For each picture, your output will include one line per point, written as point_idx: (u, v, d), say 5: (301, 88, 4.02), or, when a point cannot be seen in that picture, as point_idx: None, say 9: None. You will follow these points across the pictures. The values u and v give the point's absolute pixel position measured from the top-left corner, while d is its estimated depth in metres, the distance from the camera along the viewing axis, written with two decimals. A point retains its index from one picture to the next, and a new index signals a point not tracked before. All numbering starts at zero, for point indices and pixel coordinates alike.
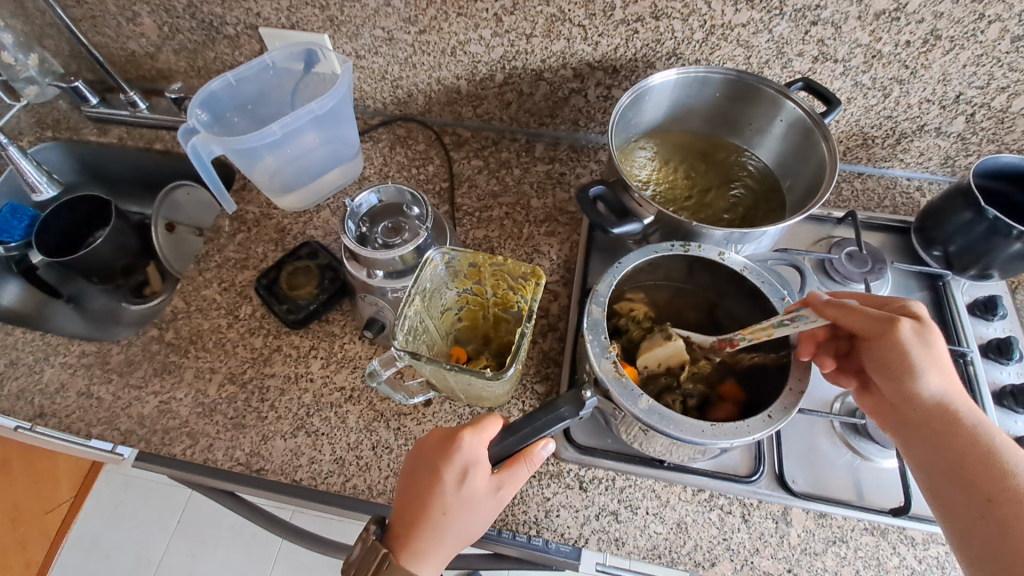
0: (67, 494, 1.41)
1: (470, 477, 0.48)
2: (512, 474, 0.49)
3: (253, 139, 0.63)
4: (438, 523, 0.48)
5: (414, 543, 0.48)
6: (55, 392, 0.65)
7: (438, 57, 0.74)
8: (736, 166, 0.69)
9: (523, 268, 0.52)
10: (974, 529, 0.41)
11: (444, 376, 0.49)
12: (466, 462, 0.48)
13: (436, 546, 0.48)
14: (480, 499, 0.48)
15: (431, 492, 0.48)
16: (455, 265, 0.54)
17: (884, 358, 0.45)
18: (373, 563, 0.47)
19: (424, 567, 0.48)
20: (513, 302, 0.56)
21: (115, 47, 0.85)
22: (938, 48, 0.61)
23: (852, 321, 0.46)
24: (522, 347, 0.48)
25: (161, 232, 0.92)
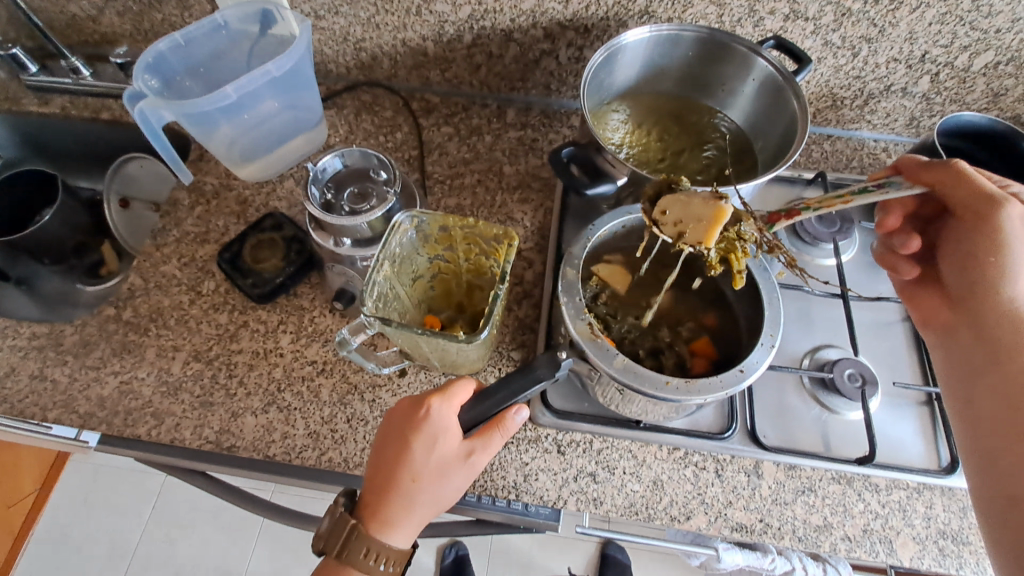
0: (32, 487, 1.37)
1: (441, 444, 0.48)
2: (484, 442, 0.48)
3: (206, 103, 0.60)
4: (410, 490, 0.48)
5: (385, 512, 0.48)
6: (4, 376, 0.62)
7: (403, 17, 0.71)
8: (709, 127, 0.69)
9: (495, 230, 0.51)
10: (986, 406, 0.50)
11: (416, 342, 0.48)
12: (436, 428, 0.47)
13: (407, 514, 0.48)
14: (452, 466, 0.48)
15: (402, 460, 0.48)
16: (425, 230, 0.52)
17: (972, 236, 0.52)
18: (341, 534, 0.47)
19: (397, 536, 0.48)
20: (486, 268, 0.55)
21: (51, 8, 0.79)
22: (906, 5, 0.61)
23: (957, 193, 0.52)
24: (495, 311, 0.47)
25: (114, 208, 0.88)
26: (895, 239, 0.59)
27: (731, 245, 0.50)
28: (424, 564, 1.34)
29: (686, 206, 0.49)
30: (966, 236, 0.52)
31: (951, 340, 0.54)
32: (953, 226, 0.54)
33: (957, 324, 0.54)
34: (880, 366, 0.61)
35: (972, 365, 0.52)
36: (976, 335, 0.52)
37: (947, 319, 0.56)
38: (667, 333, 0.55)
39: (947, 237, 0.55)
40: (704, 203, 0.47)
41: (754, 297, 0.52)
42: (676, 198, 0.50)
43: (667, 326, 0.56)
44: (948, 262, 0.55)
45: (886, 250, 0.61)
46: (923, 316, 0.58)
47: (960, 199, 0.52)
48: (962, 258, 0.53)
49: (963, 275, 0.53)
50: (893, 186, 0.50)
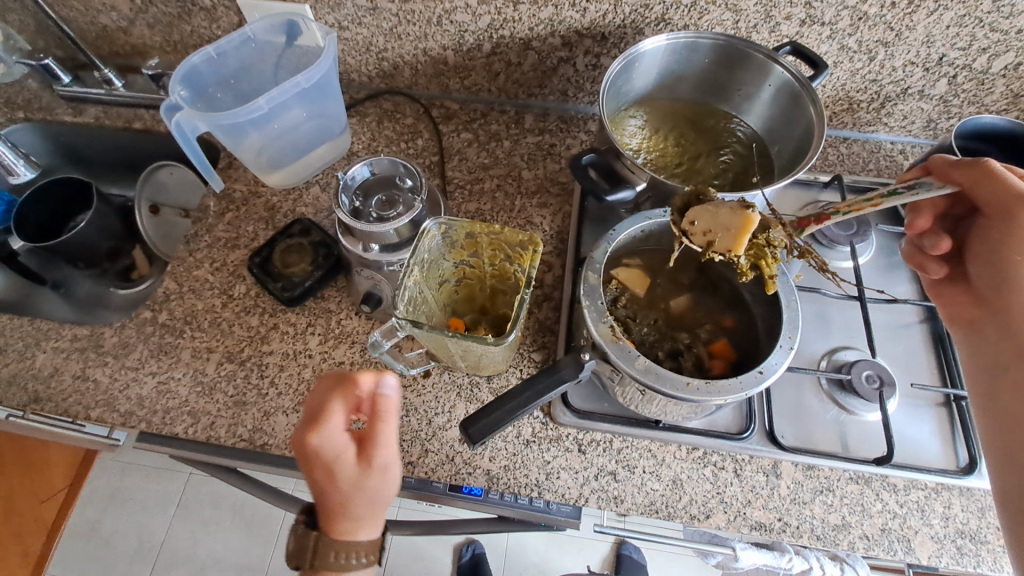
0: (62, 484, 1.40)
1: (342, 458, 0.47)
2: (381, 435, 0.48)
3: (239, 114, 0.62)
4: (347, 501, 0.49)
5: (336, 521, 0.50)
6: (48, 376, 0.65)
7: (424, 27, 0.72)
8: (726, 132, 0.70)
9: (520, 236, 0.53)
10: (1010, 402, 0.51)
11: (443, 343, 0.50)
12: (333, 450, 0.46)
13: (366, 513, 0.50)
14: (368, 470, 0.48)
15: (329, 480, 0.48)
16: (452, 236, 0.54)
17: (1003, 235, 0.52)
18: (308, 548, 0.50)
19: (362, 533, 0.51)
20: (510, 273, 0.57)
21: (85, 21, 0.82)
22: (923, 9, 0.61)
23: (984, 193, 0.51)
24: (522, 315, 0.49)
25: (145, 214, 0.90)
26: (925, 239, 0.59)
27: (761, 252, 0.51)
28: (441, 562, 1.36)
29: (714, 216, 0.50)
30: (996, 236, 0.52)
31: (977, 335, 0.55)
32: (981, 225, 0.54)
33: (983, 320, 0.55)
34: (897, 367, 0.61)
35: (996, 362, 0.53)
36: (1003, 334, 0.53)
37: (974, 317, 0.56)
38: (686, 334, 0.57)
39: (977, 236, 0.55)
40: (732, 213, 0.48)
41: (772, 300, 0.53)
42: (704, 207, 0.51)
43: (685, 328, 0.58)
44: (977, 258, 0.55)
45: (915, 249, 0.60)
46: (950, 312, 0.59)
47: (986, 199, 0.52)
48: (994, 258, 0.53)
49: (992, 274, 0.53)
50: (924, 187, 0.50)
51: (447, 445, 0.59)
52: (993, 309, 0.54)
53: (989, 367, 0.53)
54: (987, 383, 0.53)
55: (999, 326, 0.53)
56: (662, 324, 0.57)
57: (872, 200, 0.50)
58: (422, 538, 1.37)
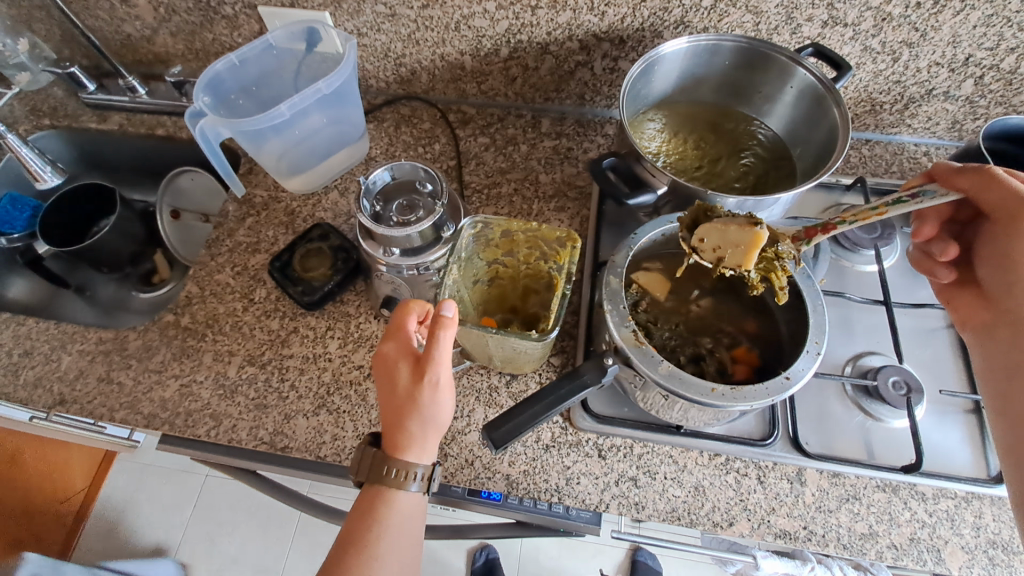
0: (81, 485, 1.41)
1: (399, 367, 0.47)
2: (435, 350, 0.45)
3: (261, 120, 0.63)
4: (397, 416, 0.47)
5: (392, 436, 0.48)
6: (74, 379, 0.66)
7: (442, 32, 0.73)
8: (746, 135, 0.69)
9: (558, 232, 0.54)
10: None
11: (486, 340, 0.51)
12: (393, 357, 0.48)
13: (415, 435, 0.47)
14: (415, 384, 0.46)
15: (388, 392, 0.48)
16: (488, 234, 0.55)
17: (1009, 238, 0.51)
18: (366, 462, 0.48)
19: (413, 456, 0.48)
20: (544, 271, 0.57)
21: (110, 30, 0.84)
22: (949, 9, 0.60)
23: (987, 200, 0.50)
24: (562, 311, 0.50)
25: (167, 220, 0.91)
26: (932, 246, 0.58)
27: (771, 266, 0.49)
28: (455, 567, 1.35)
29: (722, 233, 0.49)
30: (1002, 239, 0.51)
31: (991, 340, 0.54)
32: (987, 228, 0.53)
33: (996, 324, 0.54)
34: (924, 373, 0.60)
35: (1011, 366, 0.52)
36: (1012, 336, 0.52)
37: (982, 321, 0.55)
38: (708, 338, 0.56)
39: (984, 239, 0.54)
40: (740, 230, 0.48)
41: (798, 305, 0.52)
42: (712, 224, 0.50)
43: (708, 333, 0.57)
44: (985, 261, 0.54)
45: (922, 255, 0.60)
46: (959, 316, 0.57)
47: (992, 204, 0.50)
48: (1000, 262, 0.52)
49: (1000, 276, 0.53)
50: (927, 195, 0.48)
51: (466, 449, 0.58)
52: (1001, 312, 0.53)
53: (1001, 372, 0.53)
54: (1000, 388, 0.52)
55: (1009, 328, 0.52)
56: (683, 329, 0.57)
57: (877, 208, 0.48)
58: (436, 542, 1.36)
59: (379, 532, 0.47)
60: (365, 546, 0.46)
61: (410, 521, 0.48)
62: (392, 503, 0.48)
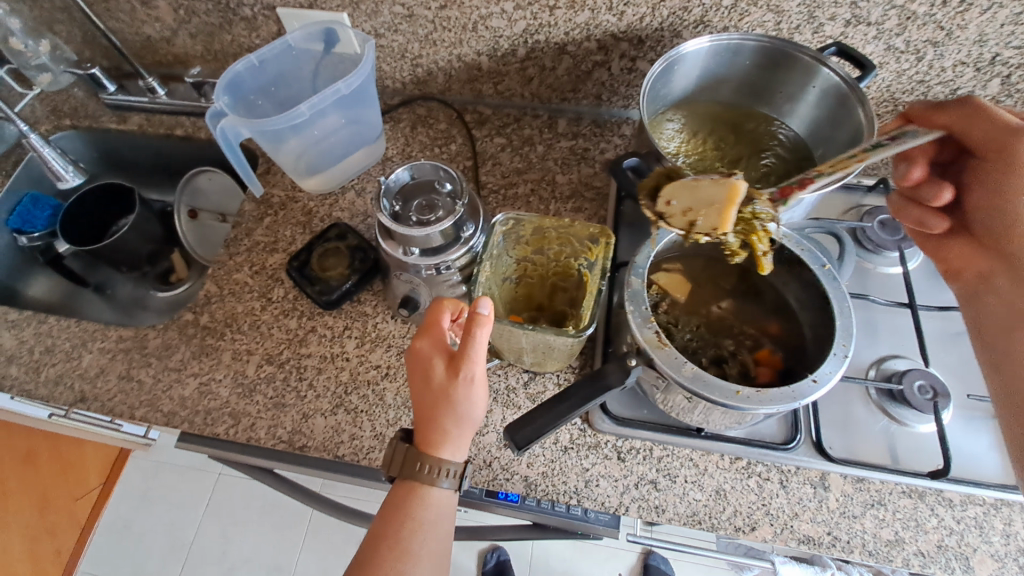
0: (96, 482, 1.41)
1: (434, 364, 0.47)
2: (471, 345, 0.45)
3: (282, 120, 0.63)
4: (431, 413, 0.47)
5: (424, 433, 0.47)
6: (94, 376, 0.66)
7: (460, 33, 0.73)
8: (767, 135, 0.68)
9: (591, 229, 0.53)
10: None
11: (518, 337, 0.51)
12: (427, 353, 0.48)
13: (449, 432, 0.47)
14: (449, 381, 0.46)
15: (423, 387, 0.47)
16: (519, 231, 0.56)
17: (1001, 175, 0.51)
18: (398, 459, 0.48)
19: (445, 454, 0.48)
20: (574, 269, 0.57)
21: (130, 32, 0.85)
22: (976, 7, 0.59)
23: (976, 133, 0.50)
24: (596, 308, 0.50)
25: (184, 218, 0.94)
26: (923, 190, 0.56)
27: (750, 226, 0.50)
28: (466, 568, 1.35)
29: (695, 191, 0.50)
30: (994, 178, 0.51)
31: (987, 290, 0.54)
32: (977, 167, 0.53)
33: (994, 270, 0.54)
34: (949, 377, 0.59)
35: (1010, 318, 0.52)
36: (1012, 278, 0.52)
37: (985, 265, 0.54)
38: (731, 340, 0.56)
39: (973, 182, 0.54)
40: (715, 184, 0.48)
41: (823, 307, 0.51)
42: (682, 185, 0.50)
43: (729, 335, 0.57)
44: (978, 206, 0.54)
45: (910, 202, 0.58)
46: (953, 266, 0.57)
47: (981, 140, 0.50)
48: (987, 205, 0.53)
49: (989, 197, 0.52)
50: (909, 136, 0.48)
51: (484, 450, 0.58)
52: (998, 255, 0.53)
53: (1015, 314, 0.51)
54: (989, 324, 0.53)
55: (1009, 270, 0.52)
56: (703, 330, 0.56)
57: (857, 155, 0.48)
58: None
59: (413, 527, 0.46)
60: (398, 541, 0.45)
61: (443, 516, 0.48)
62: (425, 499, 0.47)
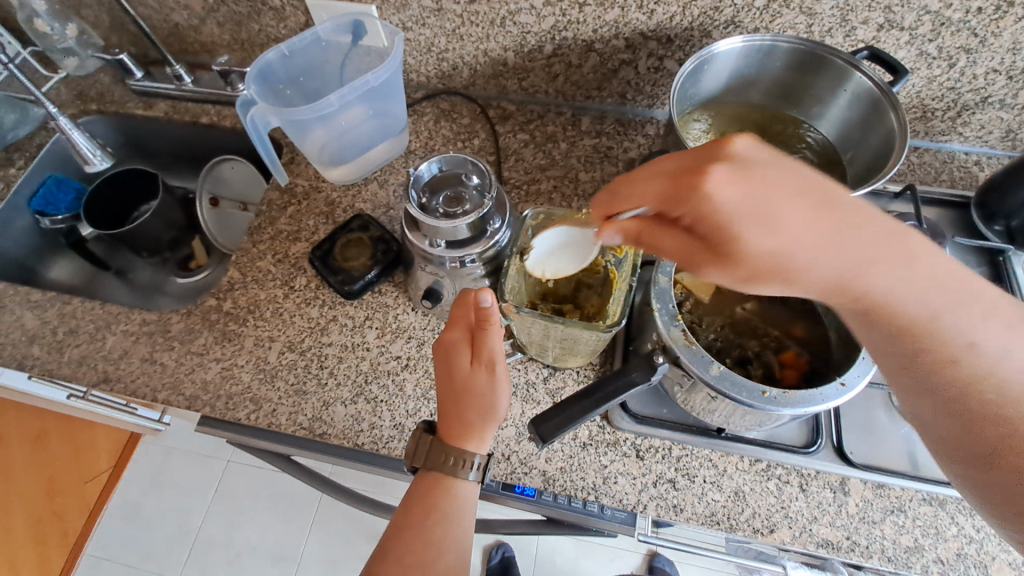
0: (106, 465, 1.43)
1: (462, 355, 0.49)
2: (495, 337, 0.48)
3: (312, 110, 0.64)
4: (457, 404, 0.48)
5: (449, 424, 0.48)
6: (118, 358, 0.67)
7: (487, 28, 0.73)
8: (795, 138, 0.69)
9: None
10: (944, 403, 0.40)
11: (546, 331, 0.51)
12: (455, 344, 0.49)
13: (471, 423, 0.48)
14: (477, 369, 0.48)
15: (445, 379, 0.49)
16: (549, 225, 0.57)
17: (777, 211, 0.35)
18: (424, 450, 0.49)
19: (471, 445, 0.48)
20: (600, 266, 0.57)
21: (159, 19, 0.85)
22: (1011, 15, 0.59)
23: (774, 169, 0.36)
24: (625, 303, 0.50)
25: (206, 207, 0.94)
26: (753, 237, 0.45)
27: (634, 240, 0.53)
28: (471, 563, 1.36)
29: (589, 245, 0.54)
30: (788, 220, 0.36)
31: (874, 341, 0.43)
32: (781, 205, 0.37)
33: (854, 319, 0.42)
34: None
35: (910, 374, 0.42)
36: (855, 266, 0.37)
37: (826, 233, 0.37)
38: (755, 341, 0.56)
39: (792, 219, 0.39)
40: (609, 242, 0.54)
41: None
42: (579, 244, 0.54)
43: (754, 336, 0.56)
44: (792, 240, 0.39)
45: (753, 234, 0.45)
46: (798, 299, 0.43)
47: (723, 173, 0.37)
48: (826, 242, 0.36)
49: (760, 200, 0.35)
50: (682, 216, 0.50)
51: (503, 443, 0.58)
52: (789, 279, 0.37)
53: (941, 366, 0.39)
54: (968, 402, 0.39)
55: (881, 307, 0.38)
56: (726, 330, 0.56)
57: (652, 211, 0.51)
58: None
59: (437, 517, 0.46)
60: (422, 531, 0.46)
61: (466, 509, 0.48)
62: (450, 490, 0.48)
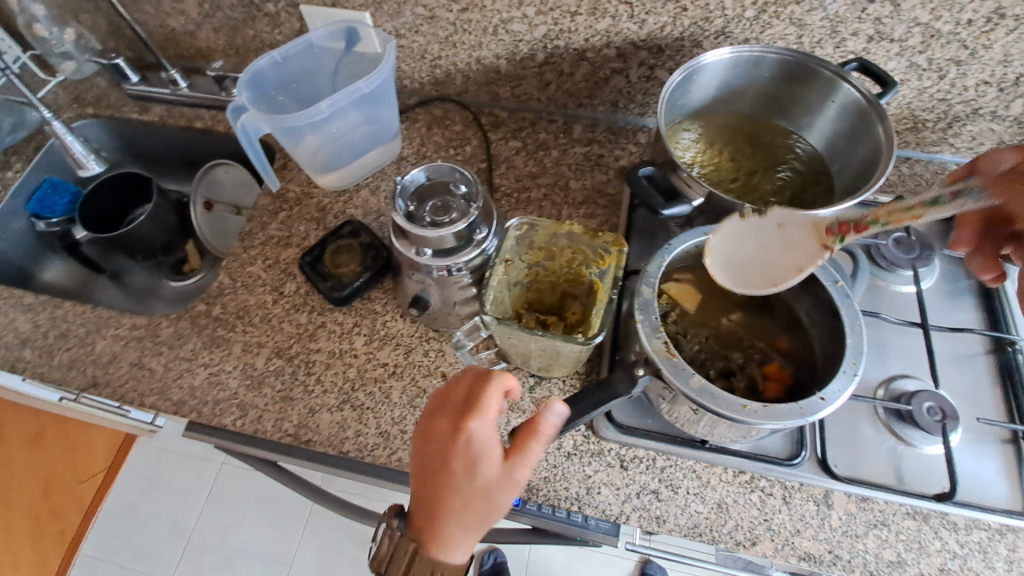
0: (101, 466, 1.43)
1: (483, 456, 0.45)
2: (522, 452, 0.46)
3: (302, 117, 0.64)
4: (455, 507, 0.46)
5: (438, 527, 0.46)
6: (107, 362, 0.68)
7: (480, 36, 0.73)
8: (783, 148, 0.68)
9: (604, 238, 0.54)
10: None
11: (527, 343, 0.51)
12: (474, 442, 0.45)
13: (459, 534, 0.46)
14: (497, 479, 0.45)
15: (436, 481, 0.46)
16: (531, 236, 0.56)
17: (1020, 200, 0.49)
18: (403, 557, 0.47)
19: (456, 552, 0.47)
20: (585, 277, 0.57)
21: (155, 24, 0.86)
22: (1001, 28, 0.59)
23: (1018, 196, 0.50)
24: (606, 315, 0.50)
25: (200, 211, 0.94)
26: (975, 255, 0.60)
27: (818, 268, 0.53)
28: None
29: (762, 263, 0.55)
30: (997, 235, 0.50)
31: None
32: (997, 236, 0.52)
33: None
34: (960, 399, 0.58)
35: None
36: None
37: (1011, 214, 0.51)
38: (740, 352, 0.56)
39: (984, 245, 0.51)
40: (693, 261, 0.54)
41: (833, 323, 0.51)
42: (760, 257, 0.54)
43: (739, 348, 0.56)
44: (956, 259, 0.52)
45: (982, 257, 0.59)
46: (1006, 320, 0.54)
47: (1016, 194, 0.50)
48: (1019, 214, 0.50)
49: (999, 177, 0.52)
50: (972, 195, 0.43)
51: None
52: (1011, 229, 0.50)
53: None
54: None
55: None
56: (710, 341, 0.56)
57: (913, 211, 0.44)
58: None
59: None
60: None
61: None
62: None
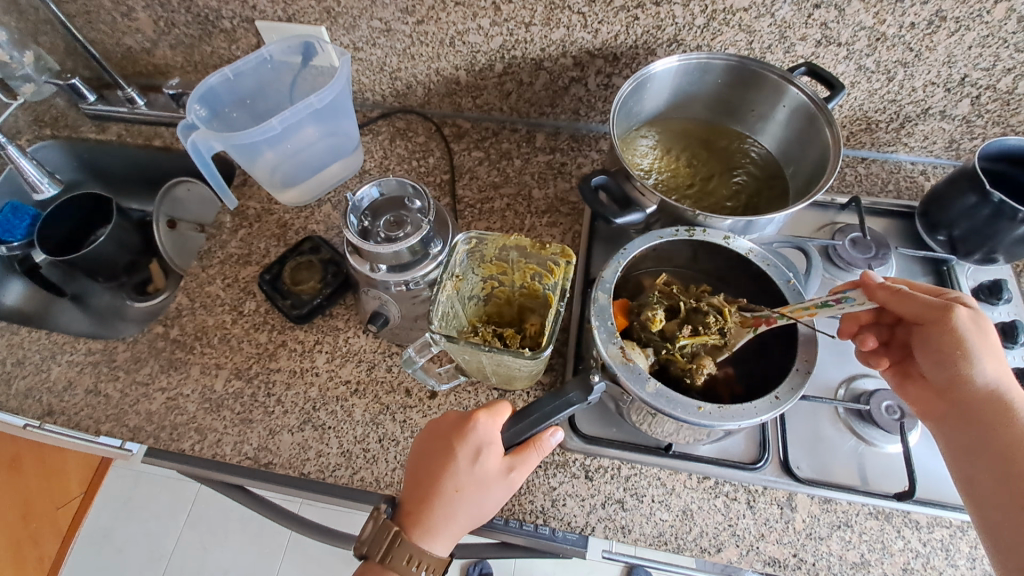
0: (77, 491, 1.40)
1: (485, 454, 0.48)
2: (521, 460, 0.49)
3: (254, 133, 0.63)
4: (448, 495, 0.48)
5: (430, 508, 0.48)
6: (62, 390, 0.66)
7: (437, 47, 0.73)
8: (739, 152, 0.69)
9: (552, 249, 0.54)
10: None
11: (478, 358, 0.51)
12: (483, 439, 0.48)
13: (443, 523, 0.48)
14: (492, 476, 0.48)
15: (432, 471, 0.49)
16: (482, 249, 0.55)
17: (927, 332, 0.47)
18: (385, 539, 0.48)
19: (439, 540, 0.48)
20: (540, 291, 0.57)
21: (111, 43, 0.85)
22: (944, 29, 0.60)
23: (907, 312, 0.47)
24: (556, 328, 0.50)
25: (162, 229, 0.92)
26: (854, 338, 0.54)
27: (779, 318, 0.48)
28: None
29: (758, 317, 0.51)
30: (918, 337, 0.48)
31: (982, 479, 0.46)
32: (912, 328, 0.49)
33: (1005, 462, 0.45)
34: None
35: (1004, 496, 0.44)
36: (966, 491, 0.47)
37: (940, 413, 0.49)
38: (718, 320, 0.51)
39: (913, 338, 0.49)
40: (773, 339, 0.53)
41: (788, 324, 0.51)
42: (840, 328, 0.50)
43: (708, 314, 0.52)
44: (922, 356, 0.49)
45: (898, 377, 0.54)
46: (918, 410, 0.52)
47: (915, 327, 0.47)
48: (963, 455, 0.47)
49: (947, 376, 0.47)
50: None
51: None
52: (967, 418, 0.47)
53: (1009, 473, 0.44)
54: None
55: (976, 424, 0.46)
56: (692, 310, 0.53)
57: None
58: None
59: None
60: None
61: None
62: None
